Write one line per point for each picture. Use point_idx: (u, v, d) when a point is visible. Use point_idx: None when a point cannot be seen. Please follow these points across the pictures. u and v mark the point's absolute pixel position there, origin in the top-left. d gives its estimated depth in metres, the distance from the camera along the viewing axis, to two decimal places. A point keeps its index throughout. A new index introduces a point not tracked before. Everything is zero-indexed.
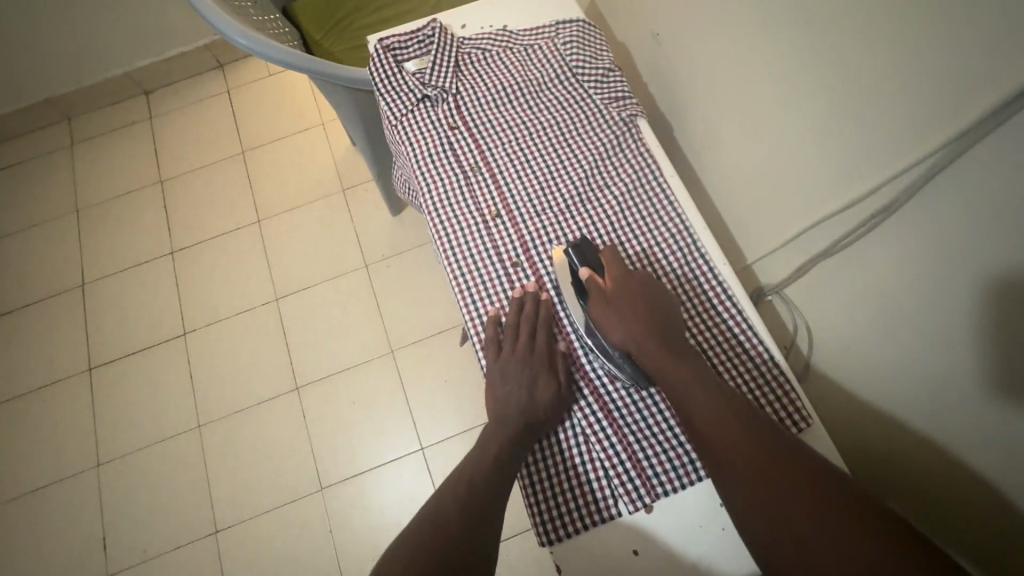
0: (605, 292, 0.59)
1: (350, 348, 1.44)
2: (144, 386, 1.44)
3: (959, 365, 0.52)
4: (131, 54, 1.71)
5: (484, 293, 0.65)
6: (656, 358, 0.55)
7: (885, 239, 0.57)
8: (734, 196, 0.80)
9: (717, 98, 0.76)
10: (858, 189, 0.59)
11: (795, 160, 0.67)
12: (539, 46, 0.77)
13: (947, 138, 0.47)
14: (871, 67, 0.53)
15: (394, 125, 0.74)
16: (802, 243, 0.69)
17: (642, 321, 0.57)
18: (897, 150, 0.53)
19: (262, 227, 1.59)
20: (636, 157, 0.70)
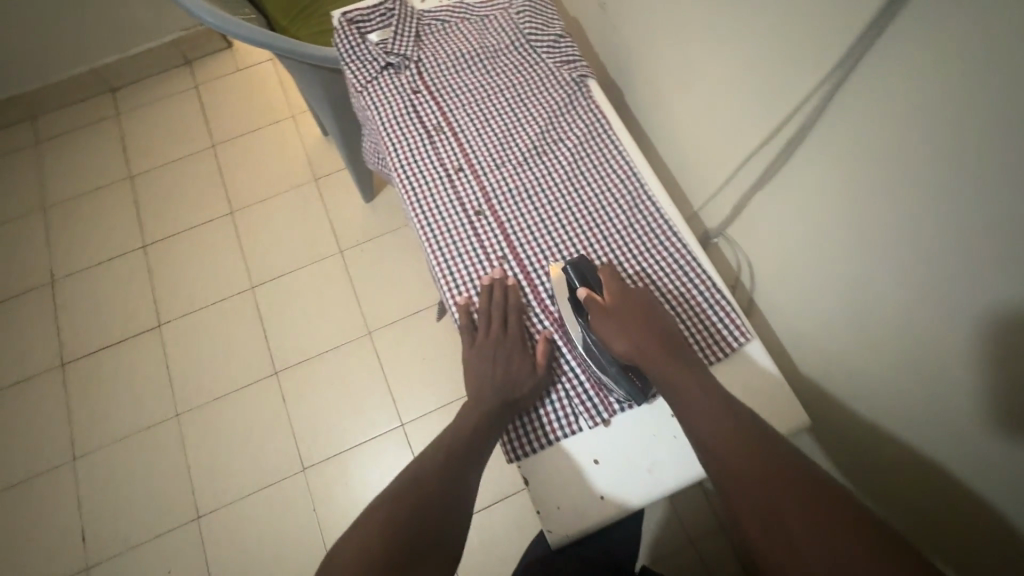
0: (603, 305, 0.60)
1: (328, 331, 1.46)
2: (120, 378, 1.43)
3: (869, 272, 0.59)
4: (95, 51, 1.71)
5: (449, 240, 0.70)
6: (659, 368, 0.56)
7: (795, 171, 0.64)
8: (680, 151, 0.86)
9: (657, 60, 0.83)
10: (770, 128, 0.65)
11: (723, 109, 0.73)
12: (494, 17, 0.82)
13: (824, 71, 0.54)
14: (772, 15, 0.59)
15: (360, 91, 0.78)
16: (737, 185, 0.76)
17: (642, 331, 0.58)
18: (796, 88, 0.60)
19: (235, 218, 1.60)
20: (587, 113, 0.76)
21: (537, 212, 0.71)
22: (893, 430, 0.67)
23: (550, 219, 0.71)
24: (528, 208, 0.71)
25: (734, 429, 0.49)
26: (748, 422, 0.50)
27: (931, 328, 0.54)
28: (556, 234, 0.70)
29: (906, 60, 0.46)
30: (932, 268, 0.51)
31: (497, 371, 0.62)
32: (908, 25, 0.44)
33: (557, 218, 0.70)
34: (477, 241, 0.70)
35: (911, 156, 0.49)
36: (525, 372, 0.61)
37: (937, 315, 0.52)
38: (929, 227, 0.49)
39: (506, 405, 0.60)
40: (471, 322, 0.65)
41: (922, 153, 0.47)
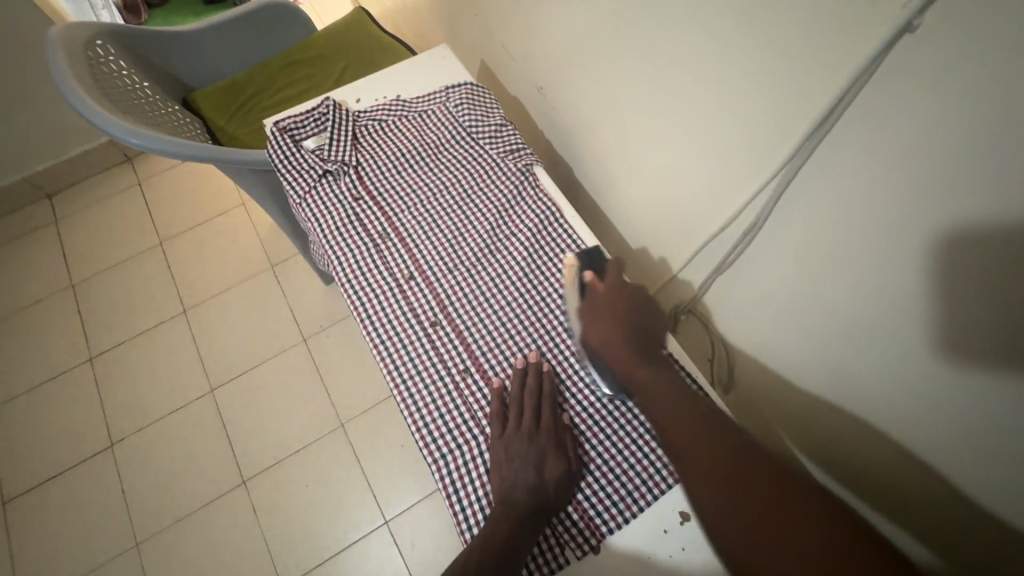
0: (593, 295, 0.61)
1: (298, 428, 1.37)
2: (70, 511, 1.30)
3: (859, 354, 0.57)
4: (27, 160, 1.64)
5: (405, 357, 0.65)
6: (628, 364, 0.56)
7: (763, 253, 0.63)
8: (638, 225, 0.85)
9: (604, 141, 0.82)
10: (726, 213, 0.64)
11: (675, 190, 0.72)
12: (431, 112, 0.80)
13: (784, 162, 0.53)
14: (718, 102, 0.57)
15: (299, 204, 0.74)
16: (703, 261, 0.74)
17: (619, 328, 0.58)
18: (747, 177, 0.59)
19: (189, 316, 1.52)
20: (536, 202, 0.73)
21: (497, 316, 0.67)
22: (894, 505, 0.64)
23: (509, 322, 0.67)
24: (485, 312, 0.67)
25: (699, 431, 0.50)
26: (714, 426, 0.50)
27: (943, 408, 0.50)
28: (518, 338, 0.66)
29: (879, 148, 0.44)
30: (929, 354, 0.49)
31: (519, 468, 0.54)
32: (878, 113, 0.43)
33: (518, 320, 0.67)
34: (437, 356, 0.65)
35: (892, 239, 0.47)
36: (520, 497, 0.53)
37: (951, 395, 0.49)
38: (927, 310, 0.47)
39: (531, 516, 0.52)
40: (502, 410, 0.60)
41: (912, 237, 0.45)
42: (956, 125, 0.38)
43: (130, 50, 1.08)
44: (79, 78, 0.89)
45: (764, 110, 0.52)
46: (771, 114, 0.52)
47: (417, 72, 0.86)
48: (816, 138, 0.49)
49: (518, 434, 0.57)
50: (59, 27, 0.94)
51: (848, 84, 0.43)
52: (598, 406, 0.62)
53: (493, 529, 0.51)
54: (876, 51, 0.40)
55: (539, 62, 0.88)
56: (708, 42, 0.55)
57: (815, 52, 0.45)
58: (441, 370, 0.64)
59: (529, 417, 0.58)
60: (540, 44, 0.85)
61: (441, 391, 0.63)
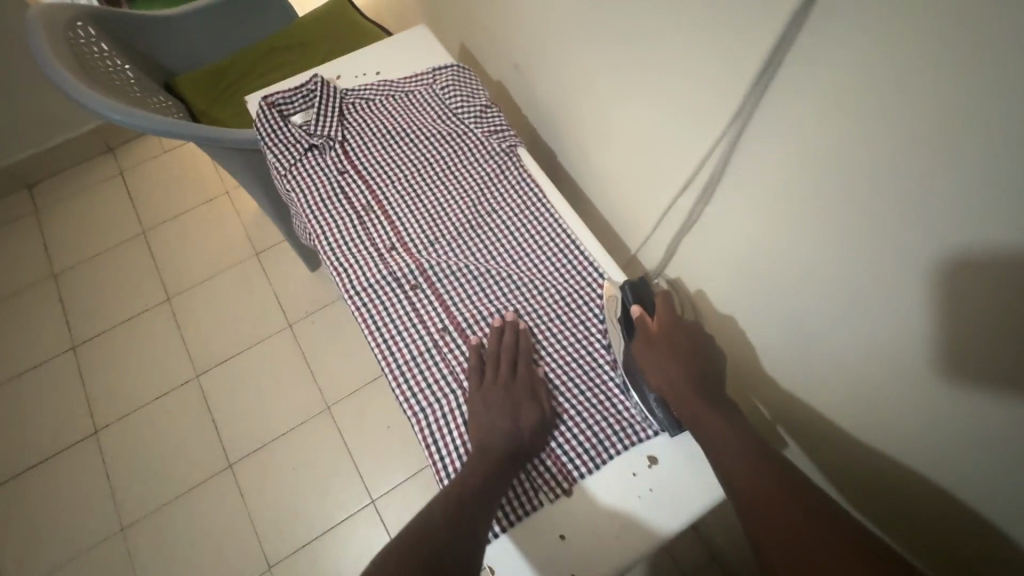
0: (649, 332, 0.61)
1: (284, 411, 1.39)
2: (54, 497, 1.30)
3: (810, 306, 0.61)
4: (6, 150, 1.63)
5: (387, 319, 0.67)
6: (694, 408, 0.55)
7: (719, 215, 0.66)
8: (611, 198, 0.88)
9: (577, 117, 0.85)
10: (689, 177, 0.67)
11: (640, 160, 0.75)
12: (418, 92, 0.82)
13: (733, 120, 0.56)
14: (672, 69, 0.61)
15: (284, 175, 0.76)
16: (667, 228, 0.77)
17: (680, 367, 0.58)
18: (703, 138, 0.62)
19: (173, 304, 1.52)
20: (518, 179, 0.76)
21: (478, 282, 0.70)
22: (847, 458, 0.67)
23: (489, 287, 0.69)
24: (466, 278, 0.70)
25: (769, 480, 0.49)
26: (790, 477, 0.49)
27: (886, 352, 0.54)
28: (498, 302, 0.69)
29: (809, 106, 0.48)
30: (871, 299, 0.52)
31: (495, 417, 0.58)
32: (808, 71, 0.47)
33: (497, 286, 0.70)
34: (419, 317, 0.67)
35: (826, 191, 0.51)
36: (497, 442, 0.56)
37: (892, 338, 0.52)
38: (866, 256, 0.51)
39: (506, 458, 0.55)
40: (481, 364, 0.63)
41: (843, 189, 0.49)
42: (880, 69, 0.41)
43: (111, 33, 1.08)
44: (60, 56, 0.90)
45: (715, 71, 0.55)
46: (721, 74, 0.55)
47: (401, 51, 0.88)
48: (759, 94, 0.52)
49: (497, 387, 0.60)
50: (40, 7, 0.94)
51: (787, 37, 0.46)
52: (573, 365, 0.65)
53: (470, 471, 0.54)
54: (807, 4, 0.43)
55: (516, 41, 0.91)
56: (664, 8, 0.57)
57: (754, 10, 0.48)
58: (423, 330, 0.66)
59: (507, 371, 0.61)
60: (516, 25, 0.87)
61: (422, 349, 0.65)
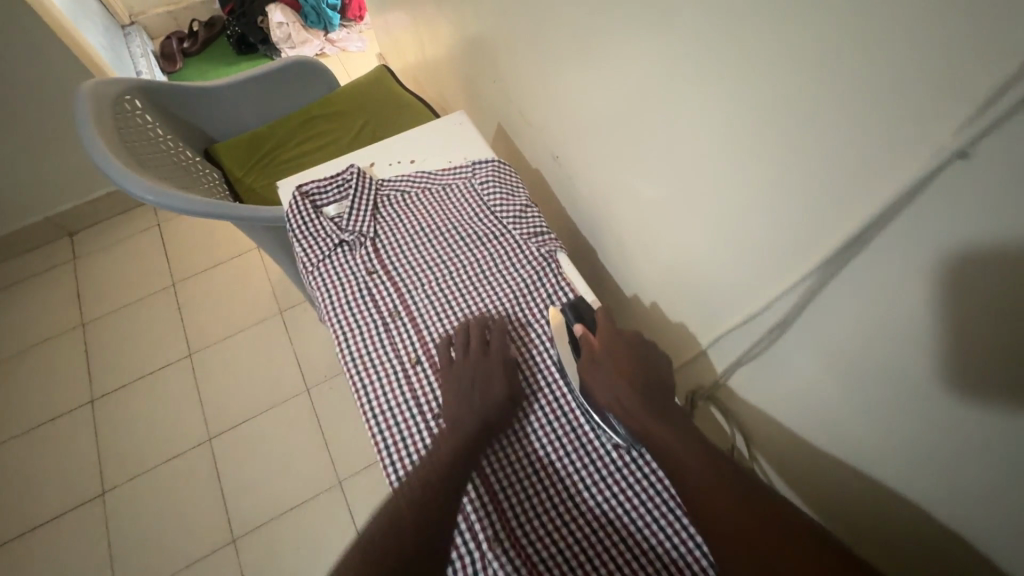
0: (593, 350, 0.62)
1: (293, 484, 1.32)
2: (51, 563, 1.25)
3: (908, 456, 0.52)
4: (52, 201, 1.69)
5: (404, 450, 0.60)
6: (644, 425, 0.56)
7: (798, 344, 0.59)
8: (654, 299, 0.83)
9: (622, 211, 0.80)
10: (762, 304, 0.60)
11: (694, 276, 0.71)
12: (455, 187, 0.79)
13: (824, 259, 0.49)
14: (737, 198, 0.56)
15: (311, 272, 0.73)
16: (722, 351, 0.71)
17: (626, 382, 0.59)
18: (785, 266, 0.55)
19: (194, 360, 1.50)
20: (556, 291, 0.71)
21: None
22: None
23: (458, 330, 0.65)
24: None
25: (720, 483, 0.50)
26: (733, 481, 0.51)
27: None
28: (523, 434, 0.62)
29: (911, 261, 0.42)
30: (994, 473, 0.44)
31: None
32: (905, 225, 0.42)
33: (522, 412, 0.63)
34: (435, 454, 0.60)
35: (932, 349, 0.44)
36: None
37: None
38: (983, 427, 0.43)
39: None
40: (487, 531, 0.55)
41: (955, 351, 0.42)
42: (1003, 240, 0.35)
43: (156, 104, 1.11)
44: (102, 132, 0.90)
45: (800, 202, 0.50)
46: (809, 207, 0.49)
47: (436, 141, 0.85)
48: (864, 238, 0.45)
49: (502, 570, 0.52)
50: (89, 83, 0.96)
51: (903, 191, 0.40)
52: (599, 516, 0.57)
53: None
54: (916, 165, 0.38)
55: (553, 132, 0.88)
56: (730, 127, 0.53)
57: (852, 147, 0.42)
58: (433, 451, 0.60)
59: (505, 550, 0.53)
60: (555, 112, 0.85)
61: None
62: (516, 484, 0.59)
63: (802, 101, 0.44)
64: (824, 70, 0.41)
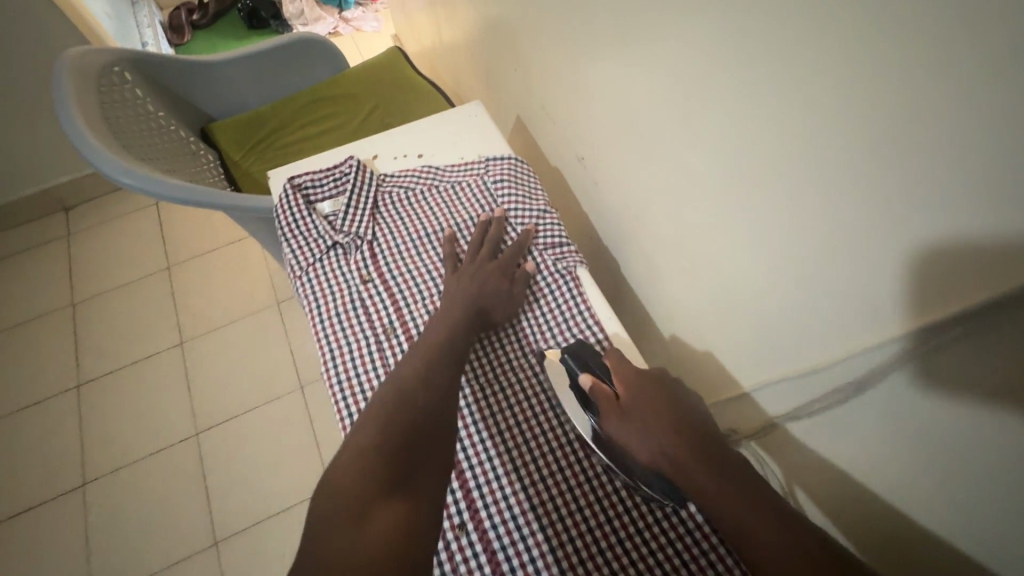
0: (614, 396, 0.51)
1: (280, 487, 1.25)
2: (26, 555, 1.20)
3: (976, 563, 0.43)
4: (49, 173, 1.63)
5: None
6: (698, 486, 0.44)
7: (853, 409, 0.49)
8: (683, 324, 0.74)
9: (653, 226, 0.71)
10: (826, 358, 0.50)
11: (737, 309, 0.61)
12: (466, 186, 0.70)
13: (914, 329, 0.39)
14: (797, 226, 0.47)
15: (299, 277, 0.64)
16: (765, 399, 0.62)
17: (668, 426, 0.47)
18: (853, 316, 0.45)
19: (185, 350, 1.43)
20: (573, 311, 0.62)
21: (503, 439, 0.55)
22: None
23: (458, 346, 0.56)
24: (490, 430, 0.56)
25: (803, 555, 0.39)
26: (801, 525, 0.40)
27: None
28: (527, 476, 0.54)
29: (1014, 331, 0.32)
30: None
31: None
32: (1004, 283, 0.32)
33: (528, 450, 0.55)
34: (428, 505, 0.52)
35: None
36: None
37: None
38: None
39: None
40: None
41: None
42: None
43: (150, 77, 1.03)
44: (82, 108, 0.82)
45: (871, 248, 0.40)
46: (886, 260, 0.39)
47: (445, 133, 0.76)
48: (951, 315, 0.35)
49: None
50: (73, 52, 0.88)
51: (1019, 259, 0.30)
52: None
53: None
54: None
55: (577, 130, 0.79)
56: (789, 147, 0.44)
57: (946, 193, 0.33)
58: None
59: None
60: (581, 111, 0.75)
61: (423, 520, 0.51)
62: (516, 537, 0.51)
63: (888, 128, 0.35)
64: (918, 89, 0.32)
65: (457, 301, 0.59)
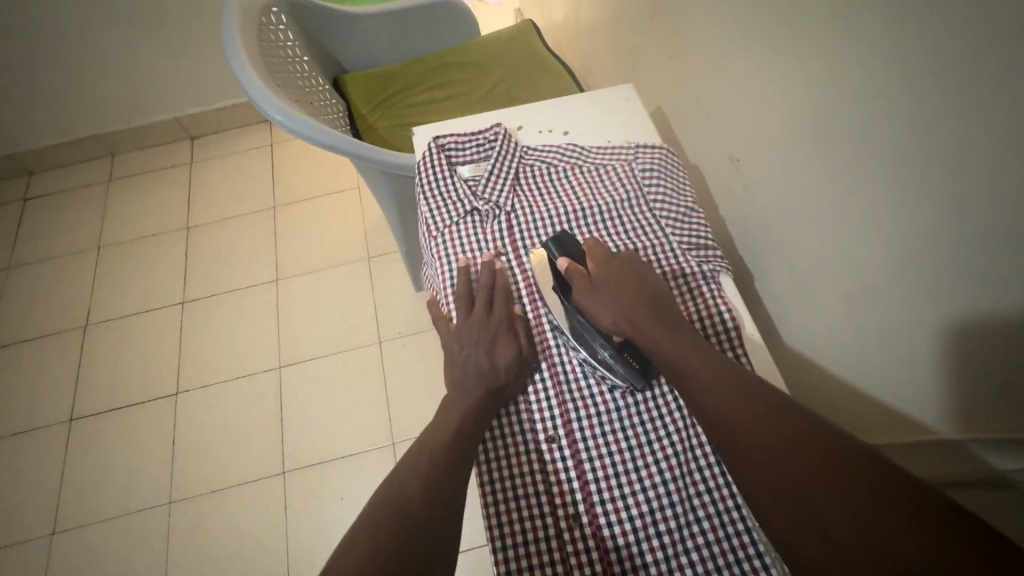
0: (588, 277, 0.54)
1: (349, 432, 1.30)
2: (122, 445, 1.32)
3: None
4: (183, 102, 1.75)
5: (511, 480, 0.51)
6: (655, 346, 0.49)
7: None
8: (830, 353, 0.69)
9: (817, 244, 0.66)
10: None
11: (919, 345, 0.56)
12: (610, 170, 0.67)
13: None
14: None
15: (434, 237, 0.64)
16: None
17: (631, 302, 0.52)
18: None
19: (279, 286, 1.51)
20: (713, 320, 0.58)
21: (625, 434, 0.52)
22: None
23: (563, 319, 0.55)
24: (610, 423, 0.53)
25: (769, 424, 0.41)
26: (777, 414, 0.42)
27: None
28: (649, 479, 0.50)
29: None
30: None
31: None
32: None
33: (649, 449, 0.51)
34: (545, 495, 0.50)
35: None
36: None
37: None
38: None
39: None
40: None
41: None
42: None
43: (299, 21, 1.06)
44: (245, 43, 0.86)
45: None
46: None
47: (593, 112, 0.74)
48: None
49: None
50: None
51: None
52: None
53: None
54: None
55: (733, 129, 0.75)
56: None
57: None
58: (535, 468, 0.52)
59: None
60: (744, 105, 0.71)
61: (533, 506, 0.50)
62: (632, 541, 0.48)
63: None
64: None
65: (468, 336, 0.57)
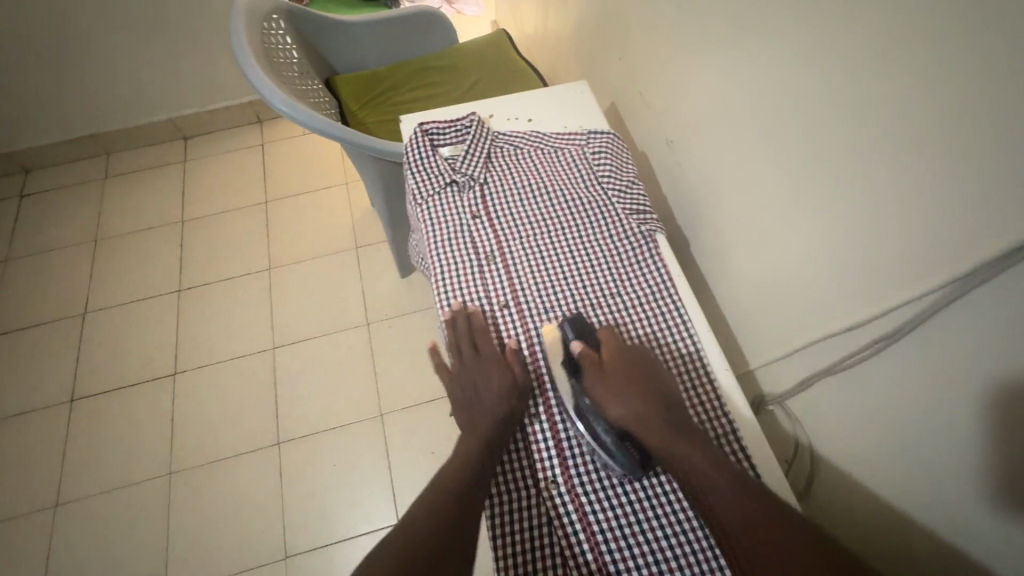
0: (600, 364, 0.59)
1: (339, 405, 1.40)
2: (122, 422, 1.39)
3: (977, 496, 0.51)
4: (178, 104, 1.85)
5: None
6: (659, 438, 0.54)
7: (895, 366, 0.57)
8: (740, 302, 0.83)
9: (729, 210, 0.80)
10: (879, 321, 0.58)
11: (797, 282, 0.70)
12: (566, 151, 0.81)
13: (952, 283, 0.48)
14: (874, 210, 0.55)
15: (419, 203, 0.77)
16: (807, 362, 0.71)
17: (642, 396, 0.57)
18: (905, 282, 0.54)
19: (272, 275, 1.61)
20: (649, 268, 0.72)
21: None
22: None
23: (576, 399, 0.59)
24: None
25: (739, 506, 0.49)
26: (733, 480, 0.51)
27: None
28: None
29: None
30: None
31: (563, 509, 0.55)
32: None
33: None
34: None
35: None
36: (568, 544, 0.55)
37: None
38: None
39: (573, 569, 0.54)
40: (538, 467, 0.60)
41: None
42: None
43: (296, 27, 1.18)
44: (252, 44, 0.98)
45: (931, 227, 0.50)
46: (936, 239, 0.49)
47: (552, 104, 0.87)
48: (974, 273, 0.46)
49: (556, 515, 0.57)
50: None
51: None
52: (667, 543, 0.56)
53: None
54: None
55: (670, 119, 0.89)
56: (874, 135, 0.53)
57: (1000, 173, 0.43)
58: (520, 451, 0.62)
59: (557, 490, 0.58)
60: (677, 99, 0.85)
61: (517, 475, 0.61)
62: (603, 498, 0.58)
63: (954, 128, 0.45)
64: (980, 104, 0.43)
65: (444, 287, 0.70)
